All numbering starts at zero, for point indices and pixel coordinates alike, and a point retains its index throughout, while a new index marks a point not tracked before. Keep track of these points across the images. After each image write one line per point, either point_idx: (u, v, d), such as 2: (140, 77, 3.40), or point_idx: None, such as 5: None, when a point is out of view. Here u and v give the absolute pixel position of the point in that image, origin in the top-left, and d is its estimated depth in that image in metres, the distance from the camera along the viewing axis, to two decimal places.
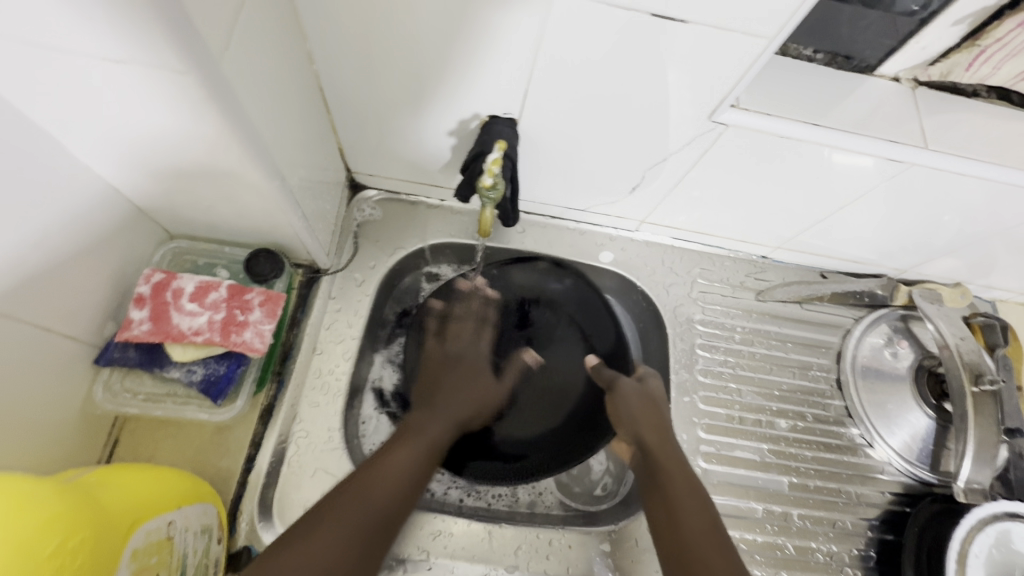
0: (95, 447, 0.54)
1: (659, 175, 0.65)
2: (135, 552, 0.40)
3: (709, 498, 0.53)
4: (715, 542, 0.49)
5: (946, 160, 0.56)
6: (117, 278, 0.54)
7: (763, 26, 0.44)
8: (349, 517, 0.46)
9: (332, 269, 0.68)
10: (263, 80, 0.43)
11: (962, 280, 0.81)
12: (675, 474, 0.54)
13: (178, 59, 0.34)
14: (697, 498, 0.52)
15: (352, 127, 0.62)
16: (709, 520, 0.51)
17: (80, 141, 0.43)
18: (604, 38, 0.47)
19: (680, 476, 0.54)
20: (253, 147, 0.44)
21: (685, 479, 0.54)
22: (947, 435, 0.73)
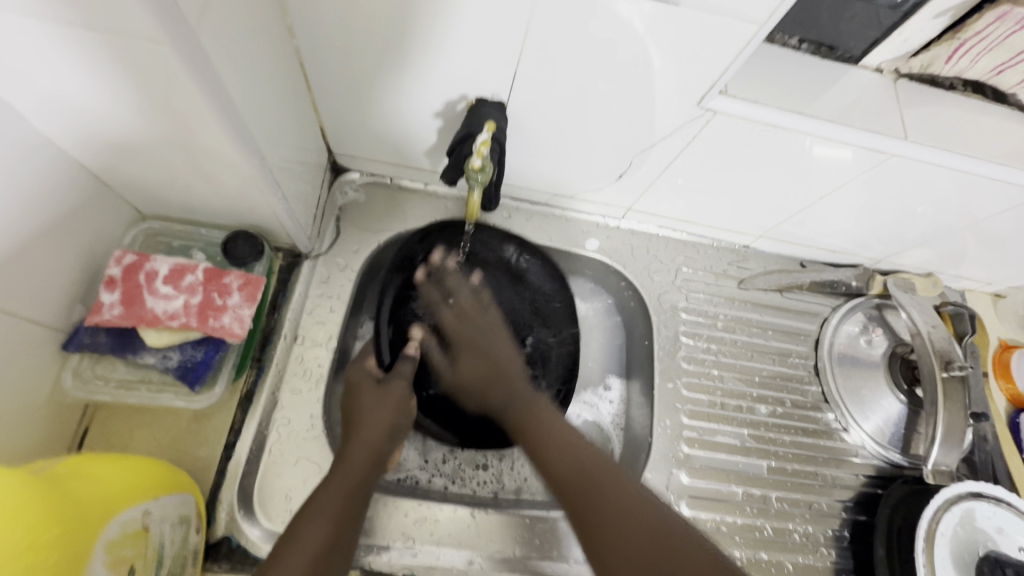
0: (65, 436, 0.52)
1: (645, 162, 0.65)
2: (111, 543, 0.38)
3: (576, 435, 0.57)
4: (610, 493, 0.50)
5: (924, 151, 0.57)
6: (86, 260, 0.52)
7: (754, 11, 0.43)
8: (334, 499, 0.50)
9: (312, 253, 0.67)
10: (240, 52, 0.41)
11: (933, 270, 0.83)
12: (551, 435, 0.56)
13: (149, 25, 0.32)
14: (577, 446, 0.55)
15: (333, 106, 0.60)
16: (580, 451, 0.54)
17: (43, 111, 0.41)
18: (593, 19, 0.46)
19: (550, 432, 0.57)
20: (230, 123, 0.42)
21: (557, 433, 0.57)
22: (918, 419, 0.75)
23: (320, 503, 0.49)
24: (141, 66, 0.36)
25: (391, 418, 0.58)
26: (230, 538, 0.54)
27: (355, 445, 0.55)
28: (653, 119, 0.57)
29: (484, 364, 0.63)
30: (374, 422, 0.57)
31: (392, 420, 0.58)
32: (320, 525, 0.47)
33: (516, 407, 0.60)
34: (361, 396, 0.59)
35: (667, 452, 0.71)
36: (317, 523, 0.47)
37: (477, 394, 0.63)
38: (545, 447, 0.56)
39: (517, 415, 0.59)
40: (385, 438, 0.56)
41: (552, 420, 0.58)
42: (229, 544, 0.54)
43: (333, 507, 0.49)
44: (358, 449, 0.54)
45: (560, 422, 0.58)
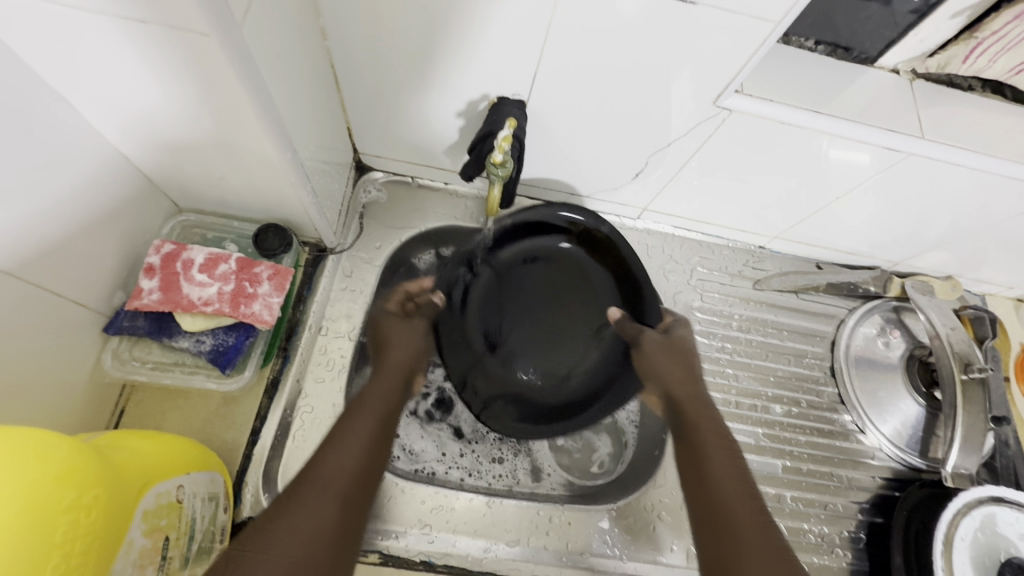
0: (102, 415, 0.55)
1: (662, 161, 0.66)
2: (147, 512, 0.40)
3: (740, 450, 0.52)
4: (717, 476, 0.48)
5: (941, 150, 0.57)
6: (126, 248, 0.54)
7: (769, 10, 0.45)
8: (374, 407, 0.50)
9: (337, 248, 0.69)
10: (279, 50, 0.43)
11: (953, 273, 0.83)
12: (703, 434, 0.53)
13: (202, 22, 0.34)
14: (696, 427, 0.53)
15: (361, 105, 0.62)
16: (733, 466, 0.49)
17: (95, 104, 0.44)
18: (612, 20, 0.48)
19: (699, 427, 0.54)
20: (268, 117, 0.44)
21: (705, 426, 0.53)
22: (936, 422, 0.75)
23: (360, 411, 0.49)
24: (189, 60, 0.38)
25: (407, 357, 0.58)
26: (254, 519, 0.56)
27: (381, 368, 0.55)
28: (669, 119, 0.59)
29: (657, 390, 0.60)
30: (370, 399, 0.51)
31: (385, 391, 0.53)
32: (361, 422, 0.47)
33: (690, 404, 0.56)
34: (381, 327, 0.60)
35: None
36: (364, 425, 0.47)
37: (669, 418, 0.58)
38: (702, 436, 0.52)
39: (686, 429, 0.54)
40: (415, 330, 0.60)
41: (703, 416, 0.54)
42: None
43: (376, 410, 0.49)
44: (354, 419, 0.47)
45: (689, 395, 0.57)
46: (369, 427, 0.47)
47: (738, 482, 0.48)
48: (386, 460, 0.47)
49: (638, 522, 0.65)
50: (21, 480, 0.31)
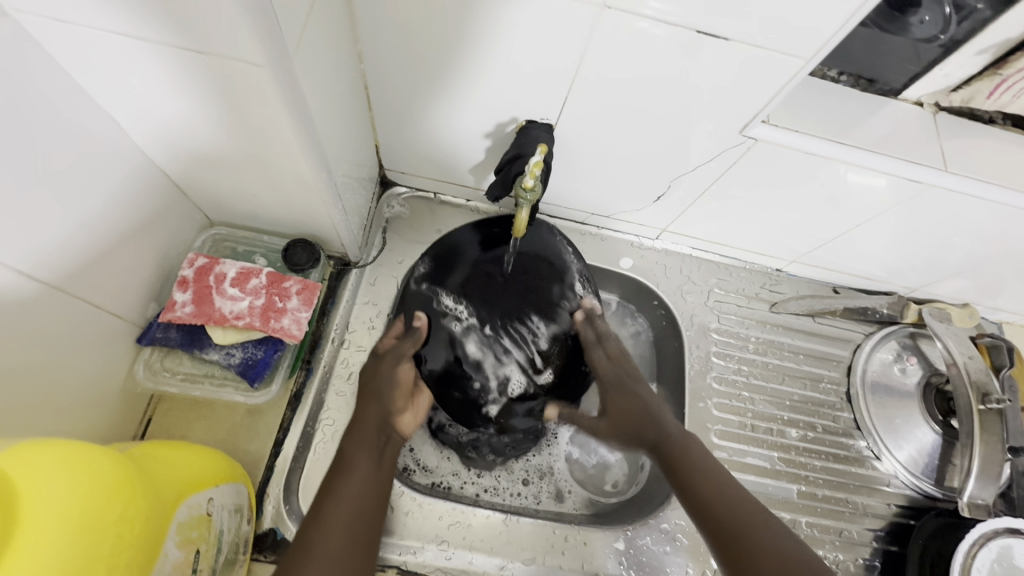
0: (131, 424, 0.56)
1: (685, 186, 0.67)
2: (181, 524, 0.41)
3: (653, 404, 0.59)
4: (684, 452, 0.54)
5: (963, 183, 0.58)
6: (160, 261, 0.56)
7: (799, 47, 0.46)
8: (348, 503, 0.48)
9: (362, 263, 0.70)
10: (323, 77, 0.45)
11: (969, 301, 0.83)
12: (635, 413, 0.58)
13: (257, 54, 0.36)
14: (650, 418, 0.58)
15: (389, 124, 0.64)
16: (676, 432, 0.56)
17: (140, 125, 0.46)
18: (644, 54, 0.49)
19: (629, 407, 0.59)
20: (307, 140, 0.45)
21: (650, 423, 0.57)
22: (953, 451, 0.74)
23: (336, 506, 0.47)
24: (238, 88, 0.40)
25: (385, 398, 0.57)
26: (275, 531, 0.57)
27: (353, 441, 0.53)
28: (694, 146, 0.60)
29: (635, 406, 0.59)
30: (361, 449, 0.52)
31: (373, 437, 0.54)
32: (333, 522, 0.45)
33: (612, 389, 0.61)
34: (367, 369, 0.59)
35: None
36: (334, 528, 0.45)
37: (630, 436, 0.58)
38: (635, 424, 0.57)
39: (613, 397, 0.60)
40: (376, 404, 0.56)
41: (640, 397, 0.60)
42: (274, 536, 0.56)
43: (363, 468, 0.51)
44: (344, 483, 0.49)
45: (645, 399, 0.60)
46: (343, 527, 0.46)
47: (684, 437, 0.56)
48: (379, 518, 0.49)
49: (654, 545, 0.65)
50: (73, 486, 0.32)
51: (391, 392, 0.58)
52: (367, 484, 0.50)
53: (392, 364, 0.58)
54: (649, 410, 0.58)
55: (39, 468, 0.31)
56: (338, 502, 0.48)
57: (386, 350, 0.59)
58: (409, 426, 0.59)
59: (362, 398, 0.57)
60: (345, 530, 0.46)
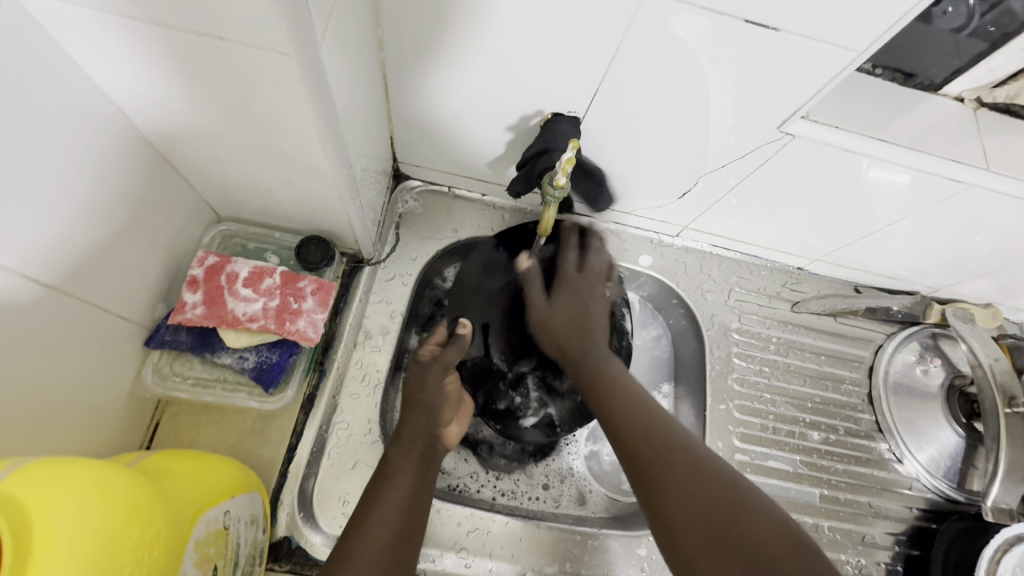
0: (139, 430, 0.53)
1: (712, 183, 0.65)
2: (198, 542, 0.38)
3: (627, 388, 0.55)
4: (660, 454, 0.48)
5: (1004, 183, 0.56)
6: (168, 258, 0.53)
7: (853, 39, 0.43)
8: (388, 520, 0.48)
9: (375, 260, 0.67)
10: (346, 66, 0.42)
11: (992, 301, 0.81)
12: (619, 398, 0.54)
13: (283, 40, 0.33)
14: (641, 408, 0.52)
15: (407, 116, 0.61)
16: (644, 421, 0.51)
17: (150, 116, 0.43)
18: (685, 43, 0.46)
19: (616, 391, 0.54)
20: (328, 133, 0.42)
21: (645, 418, 0.51)
22: (975, 454, 0.73)
23: (378, 513, 0.48)
24: (258, 76, 0.37)
25: (431, 400, 0.58)
26: (289, 539, 0.55)
27: (397, 455, 0.54)
28: (725, 141, 0.57)
29: (575, 309, 0.61)
30: (404, 455, 0.54)
31: (415, 446, 0.55)
32: (377, 533, 0.47)
33: (565, 339, 0.60)
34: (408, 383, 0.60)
35: None
36: (373, 549, 0.46)
37: (558, 338, 0.60)
38: (619, 416, 0.52)
39: (594, 375, 0.56)
40: (422, 418, 0.57)
41: (627, 379, 0.56)
42: (288, 545, 0.54)
43: (404, 476, 0.52)
44: (388, 489, 0.50)
45: (635, 384, 0.56)
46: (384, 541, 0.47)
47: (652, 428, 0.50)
48: (420, 520, 0.51)
49: None
50: (87, 524, 0.29)
51: (440, 405, 0.59)
52: (406, 499, 0.50)
53: (439, 376, 0.59)
54: (588, 327, 0.60)
55: (51, 508, 0.28)
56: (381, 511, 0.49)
57: (431, 359, 0.60)
58: (456, 436, 0.60)
59: (409, 408, 0.58)
60: (390, 536, 0.47)
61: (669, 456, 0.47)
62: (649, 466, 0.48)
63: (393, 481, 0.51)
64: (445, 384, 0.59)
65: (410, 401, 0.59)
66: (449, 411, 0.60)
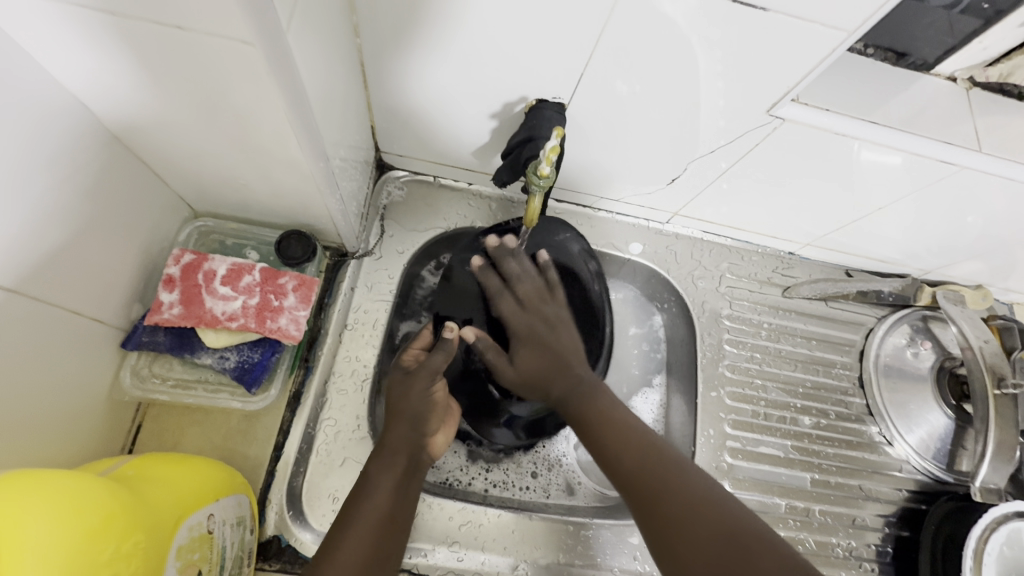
0: (120, 433, 0.52)
1: (702, 168, 0.64)
2: (181, 548, 0.38)
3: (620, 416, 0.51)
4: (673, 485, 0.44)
5: (995, 164, 0.55)
6: (143, 256, 0.52)
7: (844, 19, 0.42)
8: (360, 544, 0.45)
9: (359, 253, 0.66)
10: (317, 50, 0.40)
11: (982, 283, 0.81)
12: (605, 422, 0.51)
13: (244, 28, 0.31)
14: (624, 429, 0.49)
15: (387, 105, 0.59)
16: (628, 436, 0.49)
17: (110, 106, 0.41)
18: (671, 23, 0.45)
19: (609, 425, 0.50)
20: (301, 123, 0.41)
21: (636, 440, 0.48)
22: (965, 435, 0.74)
23: (347, 547, 0.44)
24: (221, 65, 0.35)
25: (415, 406, 0.55)
26: (279, 537, 0.54)
27: (378, 469, 0.51)
28: (710, 126, 0.56)
29: (547, 356, 0.57)
30: (389, 470, 0.51)
31: (399, 461, 0.52)
32: (348, 560, 0.44)
33: (548, 362, 0.57)
34: (392, 389, 0.57)
35: (710, 462, 0.70)
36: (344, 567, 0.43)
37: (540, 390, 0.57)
38: (610, 447, 0.49)
39: (581, 405, 0.53)
40: (411, 425, 0.54)
41: (618, 409, 0.52)
42: (278, 543, 0.54)
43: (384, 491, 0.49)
44: (365, 512, 0.47)
45: (627, 411, 0.52)
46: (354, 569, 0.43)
47: (652, 455, 0.47)
48: (392, 546, 0.48)
49: None
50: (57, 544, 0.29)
51: (426, 413, 0.56)
52: (381, 520, 0.48)
53: (426, 382, 0.56)
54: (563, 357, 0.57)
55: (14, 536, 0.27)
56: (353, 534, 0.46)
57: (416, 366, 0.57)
58: (441, 447, 0.58)
59: (394, 418, 0.55)
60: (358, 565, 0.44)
61: (662, 485, 0.44)
62: (653, 502, 0.43)
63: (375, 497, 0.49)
64: (430, 394, 0.57)
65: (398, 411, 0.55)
66: (438, 414, 0.58)
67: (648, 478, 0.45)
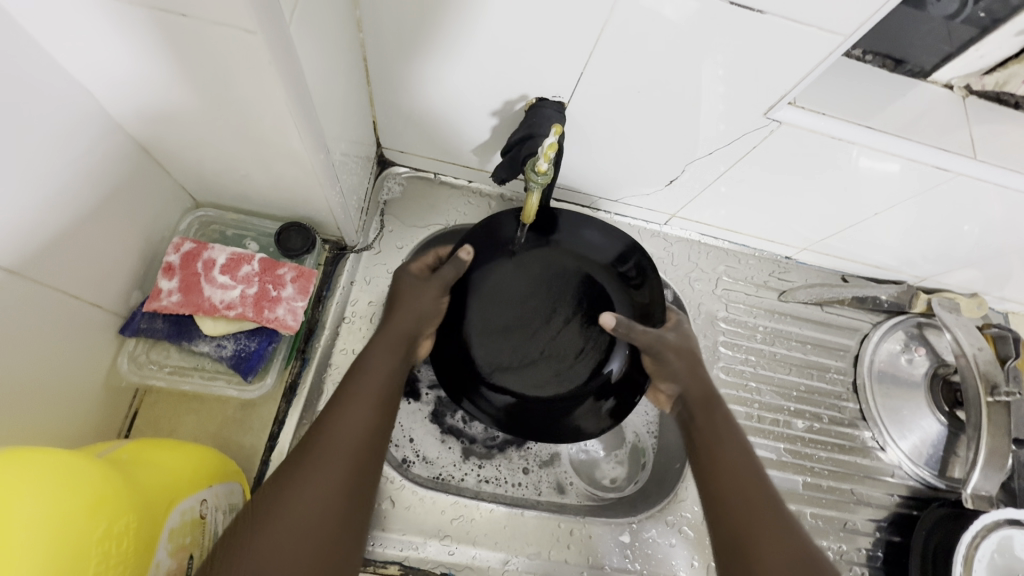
0: (116, 419, 0.53)
1: (699, 170, 0.64)
2: (173, 531, 0.38)
3: (736, 425, 0.53)
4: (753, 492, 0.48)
5: (990, 172, 0.55)
6: (143, 244, 0.52)
7: (840, 23, 0.42)
8: (350, 430, 0.44)
9: (358, 247, 0.66)
10: (320, 41, 0.40)
11: (977, 291, 0.81)
12: (717, 432, 0.52)
13: (249, 17, 0.32)
14: (738, 444, 0.51)
15: (389, 100, 0.59)
16: (734, 447, 0.51)
17: (116, 94, 0.42)
18: (670, 24, 0.45)
19: (718, 434, 0.52)
20: (304, 115, 0.41)
21: (736, 447, 0.51)
22: (957, 441, 0.74)
23: (336, 432, 0.43)
24: (225, 54, 0.35)
25: (423, 309, 0.55)
26: None
27: (374, 349, 0.50)
28: (709, 127, 0.57)
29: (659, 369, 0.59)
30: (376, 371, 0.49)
31: (398, 369, 0.50)
32: (335, 445, 0.43)
33: (699, 407, 0.55)
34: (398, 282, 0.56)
35: None
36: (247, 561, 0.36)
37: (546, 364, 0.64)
38: (732, 476, 0.49)
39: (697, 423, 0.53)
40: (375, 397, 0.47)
41: (727, 420, 0.53)
42: None
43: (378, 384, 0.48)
44: (355, 397, 0.46)
45: (732, 421, 0.53)
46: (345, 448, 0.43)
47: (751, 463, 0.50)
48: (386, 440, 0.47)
49: (659, 538, 0.64)
50: (46, 530, 0.29)
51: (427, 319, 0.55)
52: (373, 401, 0.46)
53: (436, 293, 0.56)
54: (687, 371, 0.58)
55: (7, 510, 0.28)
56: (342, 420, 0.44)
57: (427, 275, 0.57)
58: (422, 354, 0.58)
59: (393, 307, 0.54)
60: (350, 451, 0.43)
61: (752, 487, 0.48)
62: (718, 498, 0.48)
63: (367, 384, 0.47)
64: (439, 302, 0.56)
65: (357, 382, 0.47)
66: (400, 383, 0.50)
67: (750, 529, 0.45)
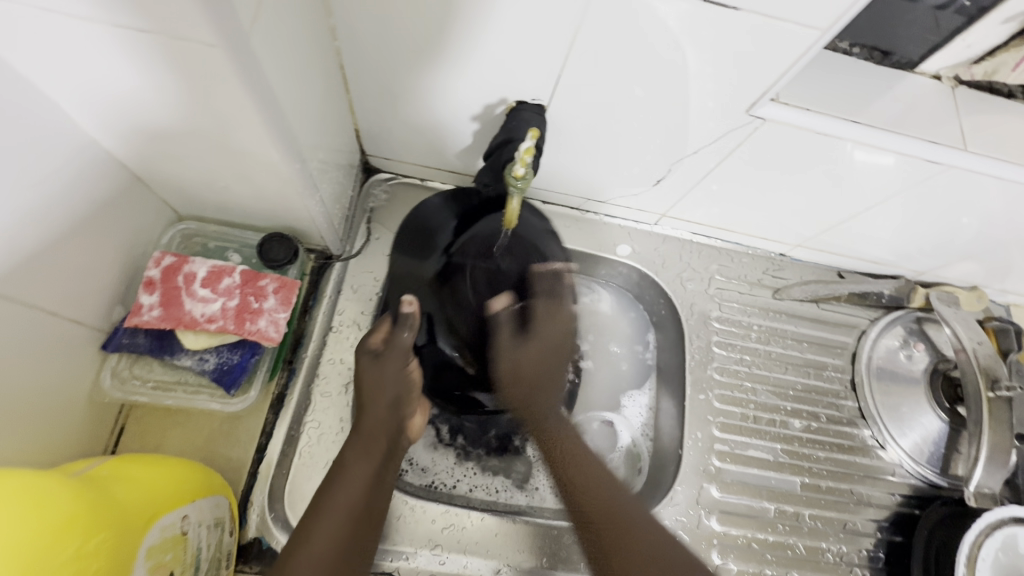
0: (101, 435, 0.53)
1: (685, 169, 0.63)
2: (151, 549, 0.38)
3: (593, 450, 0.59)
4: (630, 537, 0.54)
5: (981, 163, 0.54)
6: (124, 259, 0.52)
7: (818, 18, 0.42)
8: (352, 488, 0.52)
9: (345, 256, 0.66)
10: (286, 51, 0.40)
11: (977, 284, 0.80)
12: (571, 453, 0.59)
13: (209, 32, 0.32)
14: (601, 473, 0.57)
15: (370, 108, 0.59)
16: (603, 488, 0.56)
17: (88, 112, 0.41)
18: (644, 24, 0.45)
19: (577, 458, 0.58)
20: (275, 127, 0.41)
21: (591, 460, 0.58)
22: (959, 439, 0.73)
23: (337, 496, 0.51)
24: (188, 69, 0.35)
25: (392, 386, 0.57)
26: (260, 540, 0.54)
27: (354, 453, 0.54)
28: (692, 126, 0.56)
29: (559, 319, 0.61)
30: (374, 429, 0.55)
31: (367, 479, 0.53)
32: (312, 555, 0.48)
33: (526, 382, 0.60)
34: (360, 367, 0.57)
35: (697, 466, 0.69)
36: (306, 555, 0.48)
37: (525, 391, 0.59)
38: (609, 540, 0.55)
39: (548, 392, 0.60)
40: (388, 410, 0.56)
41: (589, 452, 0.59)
42: (259, 546, 0.54)
43: (356, 476, 0.53)
44: (330, 506, 0.51)
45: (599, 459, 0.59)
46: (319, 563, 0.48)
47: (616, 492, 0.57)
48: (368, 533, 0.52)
49: None
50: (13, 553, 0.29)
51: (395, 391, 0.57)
52: (358, 510, 0.52)
53: (398, 363, 0.57)
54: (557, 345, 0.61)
55: None
56: (338, 485, 0.52)
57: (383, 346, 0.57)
58: (420, 428, 0.60)
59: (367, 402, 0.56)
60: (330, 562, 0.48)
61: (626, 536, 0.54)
62: (610, 519, 0.55)
63: (349, 478, 0.52)
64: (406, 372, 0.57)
65: (325, 507, 0.51)
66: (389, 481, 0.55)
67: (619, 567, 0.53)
